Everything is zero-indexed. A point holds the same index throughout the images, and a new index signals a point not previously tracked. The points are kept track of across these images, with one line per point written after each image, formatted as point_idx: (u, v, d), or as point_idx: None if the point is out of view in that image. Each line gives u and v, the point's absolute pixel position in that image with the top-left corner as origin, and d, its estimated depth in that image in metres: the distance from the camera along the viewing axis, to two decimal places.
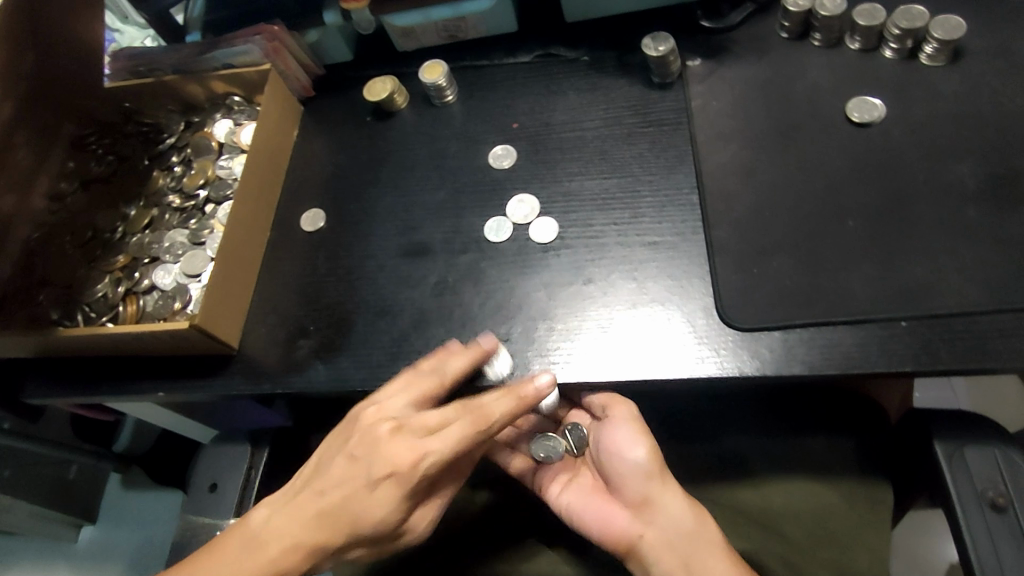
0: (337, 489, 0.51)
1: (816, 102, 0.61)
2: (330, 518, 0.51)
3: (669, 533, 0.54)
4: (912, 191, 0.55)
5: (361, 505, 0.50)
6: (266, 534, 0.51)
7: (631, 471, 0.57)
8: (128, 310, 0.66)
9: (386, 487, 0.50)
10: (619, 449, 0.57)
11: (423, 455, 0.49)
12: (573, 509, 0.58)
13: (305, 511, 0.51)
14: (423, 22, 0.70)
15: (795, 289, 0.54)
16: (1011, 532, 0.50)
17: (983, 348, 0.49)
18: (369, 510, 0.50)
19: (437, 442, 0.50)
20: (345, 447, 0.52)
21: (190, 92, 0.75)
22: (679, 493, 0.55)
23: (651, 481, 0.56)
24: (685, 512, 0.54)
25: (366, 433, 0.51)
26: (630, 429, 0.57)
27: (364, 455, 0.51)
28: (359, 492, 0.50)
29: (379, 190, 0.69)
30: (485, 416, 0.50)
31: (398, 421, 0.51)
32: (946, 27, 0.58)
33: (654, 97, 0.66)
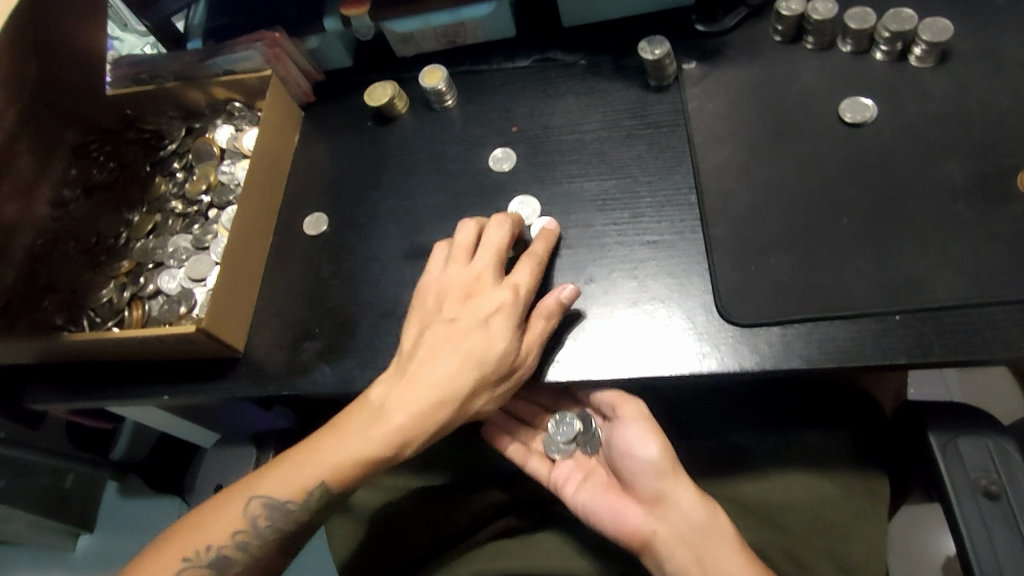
0: (447, 343, 0.54)
1: (809, 103, 0.62)
2: (453, 367, 0.53)
3: (684, 529, 0.55)
4: (904, 189, 0.57)
5: (477, 344, 0.53)
6: (391, 403, 0.53)
7: (643, 468, 0.58)
8: (133, 315, 0.66)
9: (494, 321, 0.54)
10: (630, 447, 0.58)
11: (515, 289, 0.55)
12: (588, 506, 0.59)
13: (423, 372, 0.54)
14: (422, 28, 0.71)
15: (790, 285, 0.55)
16: (1004, 519, 0.52)
17: (975, 339, 0.50)
18: (486, 345, 0.53)
19: (521, 276, 0.56)
20: (438, 313, 0.56)
21: (190, 98, 0.76)
22: (690, 487, 0.56)
23: (663, 477, 0.57)
24: (698, 509, 0.55)
25: (454, 296, 0.56)
26: (641, 426, 0.58)
27: (463, 307, 0.55)
28: (470, 334, 0.54)
29: (381, 194, 0.70)
30: (531, 253, 0.58)
31: (477, 272, 0.57)
32: (933, 30, 0.60)
33: (652, 99, 0.67)
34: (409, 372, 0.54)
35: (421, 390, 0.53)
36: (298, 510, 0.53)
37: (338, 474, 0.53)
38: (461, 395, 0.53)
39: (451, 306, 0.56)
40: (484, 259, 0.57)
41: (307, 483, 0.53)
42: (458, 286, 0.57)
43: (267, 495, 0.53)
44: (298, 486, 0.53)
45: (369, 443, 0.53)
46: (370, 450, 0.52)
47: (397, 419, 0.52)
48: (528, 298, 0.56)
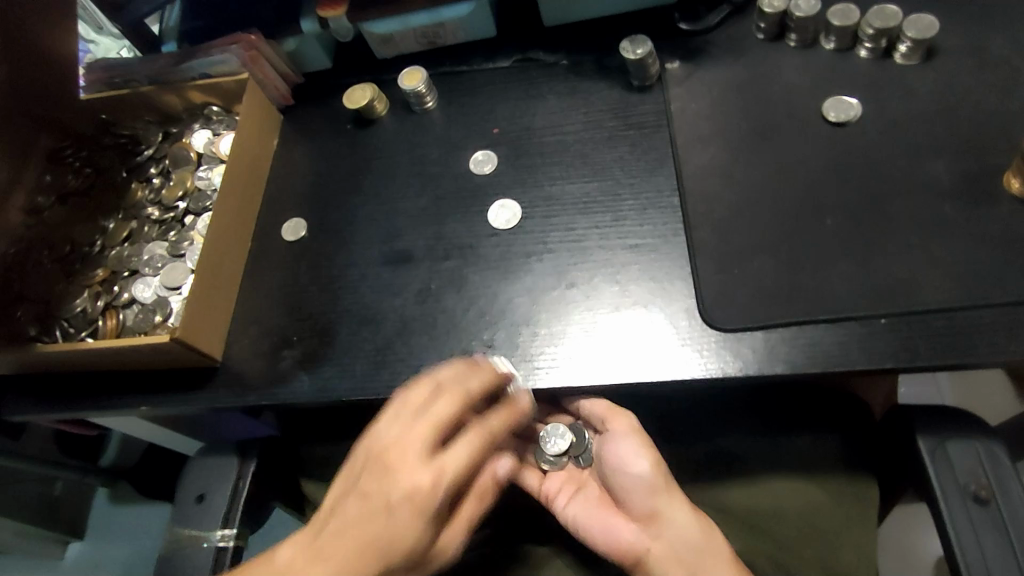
0: (359, 521, 0.48)
1: (794, 102, 0.61)
2: (355, 558, 0.47)
3: (680, 548, 0.54)
4: (890, 188, 0.56)
5: (387, 531, 0.48)
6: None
7: (636, 485, 0.57)
8: (107, 325, 0.65)
9: (406, 512, 0.48)
10: (623, 463, 0.57)
11: (441, 478, 0.49)
12: (579, 521, 0.59)
13: (327, 552, 0.48)
14: (401, 29, 0.70)
15: (775, 288, 0.54)
16: (994, 525, 0.51)
17: (962, 342, 0.49)
18: (395, 533, 0.48)
19: (456, 456, 0.49)
20: (362, 479, 0.50)
21: (167, 102, 0.74)
22: (684, 503, 0.55)
23: (656, 493, 0.56)
24: (695, 528, 0.54)
25: (378, 464, 0.50)
26: (633, 442, 0.57)
27: (387, 484, 0.49)
28: (384, 515, 0.48)
29: (361, 198, 0.69)
30: (483, 426, 0.51)
31: (409, 440, 0.49)
32: (918, 27, 0.59)
33: (634, 99, 0.66)
34: (315, 547, 0.49)
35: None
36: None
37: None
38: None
39: (374, 475, 0.50)
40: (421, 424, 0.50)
41: None
42: (386, 451, 0.50)
43: None
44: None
45: None
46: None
47: None
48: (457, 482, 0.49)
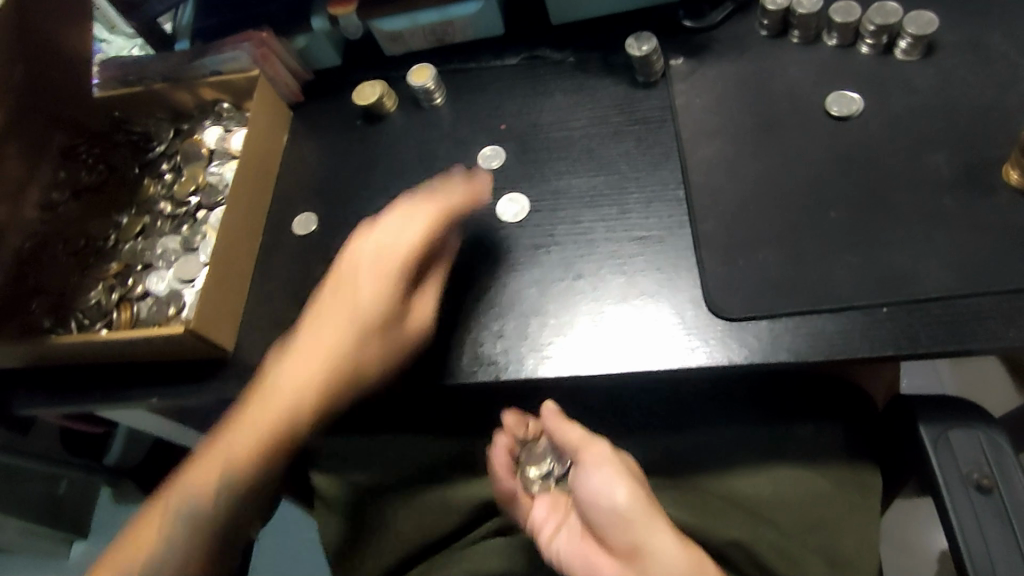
0: (330, 335, 0.59)
1: (797, 97, 0.62)
2: (342, 324, 0.59)
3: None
4: (892, 181, 0.57)
5: (362, 303, 0.59)
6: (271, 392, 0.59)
7: (614, 518, 0.54)
8: (122, 317, 0.66)
9: (363, 305, 0.59)
10: (601, 494, 0.55)
11: (412, 242, 0.59)
12: (564, 558, 0.57)
13: (320, 321, 0.60)
14: (410, 26, 0.71)
15: (779, 279, 0.55)
16: (996, 512, 0.52)
17: (962, 330, 0.50)
18: (362, 306, 0.59)
19: (448, 190, 0.62)
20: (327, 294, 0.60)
21: (179, 99, 0.76)
22: (669, 535, 0.52)
23: (637, 527, 0.53)
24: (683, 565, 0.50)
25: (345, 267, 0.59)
26: (607, 471, 0.56)
27: (380, 240, 0.59)
28: (359, 270, 0.59)
29: (370, 192, 0.70)
30: (446, 206, 0.61)
31: (393, 224, 0.60)
32: (918, 23, 0.60)
33: (640, 95, 0.67)
34: (295, 361, 0.59)
35: (298, 376, 0.59)
36: (215, 497, 0.57)
37: (239, 455, 0.57)
38: (346, 348, 0.58)
39: (335, 283, 0.60)
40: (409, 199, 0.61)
41: (207, 490, 0.57)
42: (347, 273, 0.59)
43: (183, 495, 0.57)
44: (206, 479, 0.57)
45: (241, 442, 0.58)
46: (263, 431, 0.58)
47: (271, 411, 0.58)
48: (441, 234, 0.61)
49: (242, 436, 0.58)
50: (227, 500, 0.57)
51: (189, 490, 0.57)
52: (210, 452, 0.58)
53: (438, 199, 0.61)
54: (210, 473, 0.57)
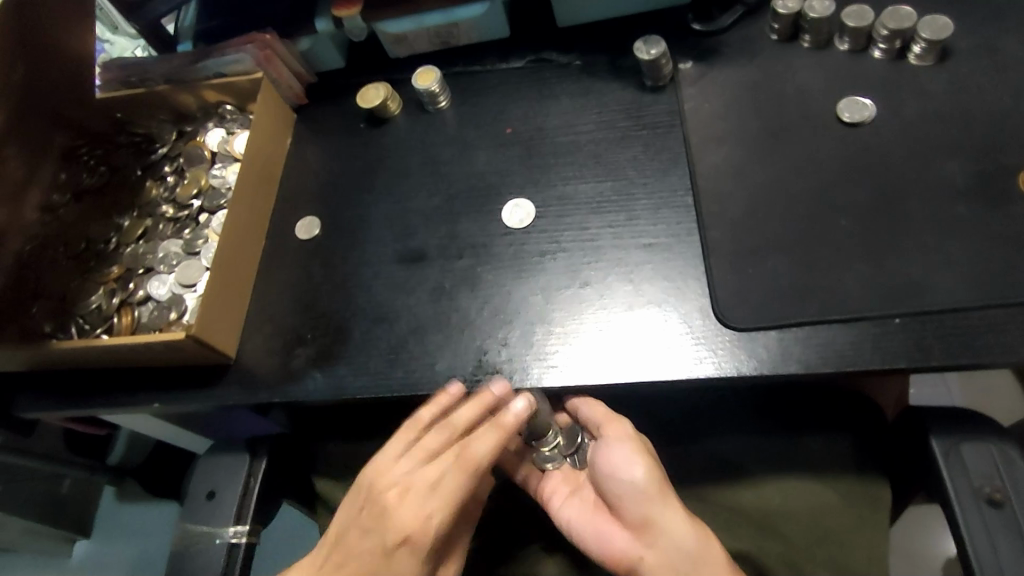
0: (358, 566, 0.55)
1: (807, 102, 0.61)
2: (371, 572, 0.54)
3: (674, 557, 0.54)
4: (903, 188, 0.56)
5: (388, 572, 0.54)
6: None
7: (628, 491, 0.57)
8: (123, 322, 0.66)
9: (400, 551, 0.54)
10: (615, 469, 0.57)
11: (444, 502, 0.54)
12: (573, 525, 0.59)
13: (359, 543, 0.55)
14: (415, 29, 0.71)
15: (790, 288, 0.54)
16: (1008, 528, 0.51)
17: (975, 342, 0.49)
18: (395, 562, 0.54)
19: (483, 443, 0.54)
20: (358, 518, 0.56)
21: (182, 102, 0.75)
22: (679, 510, 0.55)
23: (650, 501, 0.56)
24: (690, 539, 0.53)
25: (387, 504, 0.54)
26: (627, 448, 0.57)
27: (420, 475, 0.55)
28: (404, 484, 0.55)
29: (374, 196, 0.69)
30: (475, 463, 0.54)
31: (431, 462, 0.55)
32: (933, 28, 0.59)
33: (648, 100, 0.66)
34: None
35: None
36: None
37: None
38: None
39: (373, 518, 0.55)
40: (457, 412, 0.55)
41: None
42: (393, 504, 0.54)
43: None
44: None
45: None
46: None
47: None
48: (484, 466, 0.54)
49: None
50: None
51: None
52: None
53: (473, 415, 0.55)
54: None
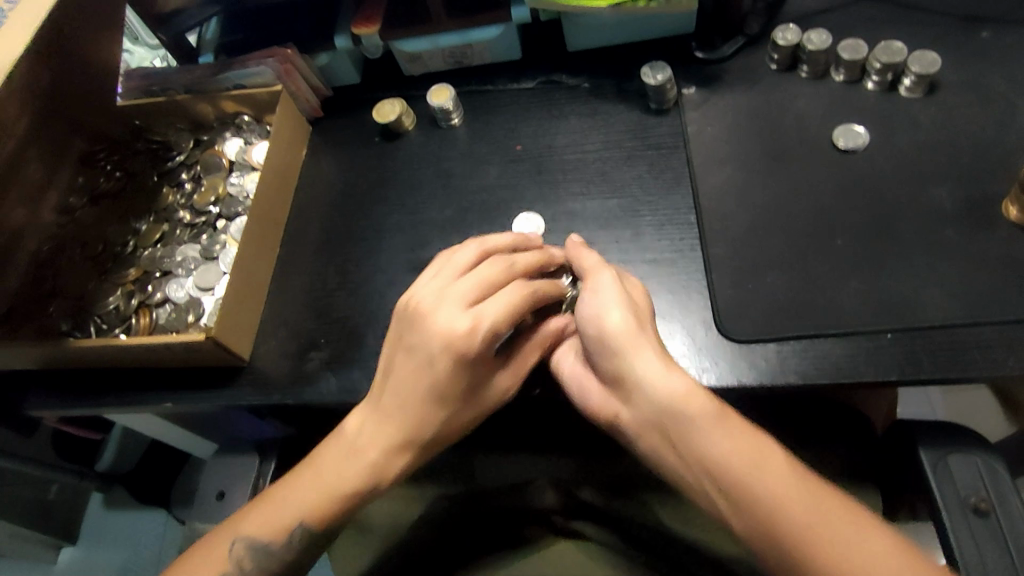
0: (393, 393, 0.55)
1: (805, 128, 0.65)
2: (399, 399, 0.55)
3: (649, 410, 0.50)
4: (895, 211, 0.59)
5: (423, 381, 0.54)
6: (354, 448, 0.56)
7: (603, 348, 0.52)
8: (141, 323, 0.67)
9: (444, 358, 0.53)
10: (594, 318, 0.53)
11: (489, 316, 0.52)
12: (567, 376, 0.57)
13: (378, 419, 0.56)
14: (430, 48, 0.74)
15: (788, 302, 0.57)
16: (992, 535, 0.53)
17: (962, 357, 0.52)
18: (432, 373, 0.53)
19: (545, 284, 0.56)
20: (395, 346, 0.56)
21: (201, 111, 0.77)
22: (657, 353, 0.51)
23: (621, 354, 0.51)
24: (668, 385, 0.50)
25: (424, 314, 0.54)
26: (597, 294, 0.53)
27: (460, 288, 0.54)
28: (428, 332, 0.53)
29: (387, 208, 0.72)
30: (532, 291, 0.55)
31: (482, 277, 0.54)
32: (923, 63, 0.63)
33: (652, 122, 0.69)
34: (375, 418, 0.56)
35: (368, 444, 0.56)
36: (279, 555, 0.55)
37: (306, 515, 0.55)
38: (439, 361, 0.53)
39: (407, 330, 0.55)
40: (449, 283, 0.55)
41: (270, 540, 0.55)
42: (425, 324, 0.54)
43: (244, 534, 0.55)
44: (273, 531, 0.55)
45: (330, 485, 0.56)
46: (310, 502, 0.55)
47: (315, 489, 0.56)
48: (490, 338, 0.52)
49: (282, 509, 0.55)
50: (303, 531, 0.55)
51: (256, 534, 0.55)
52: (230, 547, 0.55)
53: (508, 278, 0.55)
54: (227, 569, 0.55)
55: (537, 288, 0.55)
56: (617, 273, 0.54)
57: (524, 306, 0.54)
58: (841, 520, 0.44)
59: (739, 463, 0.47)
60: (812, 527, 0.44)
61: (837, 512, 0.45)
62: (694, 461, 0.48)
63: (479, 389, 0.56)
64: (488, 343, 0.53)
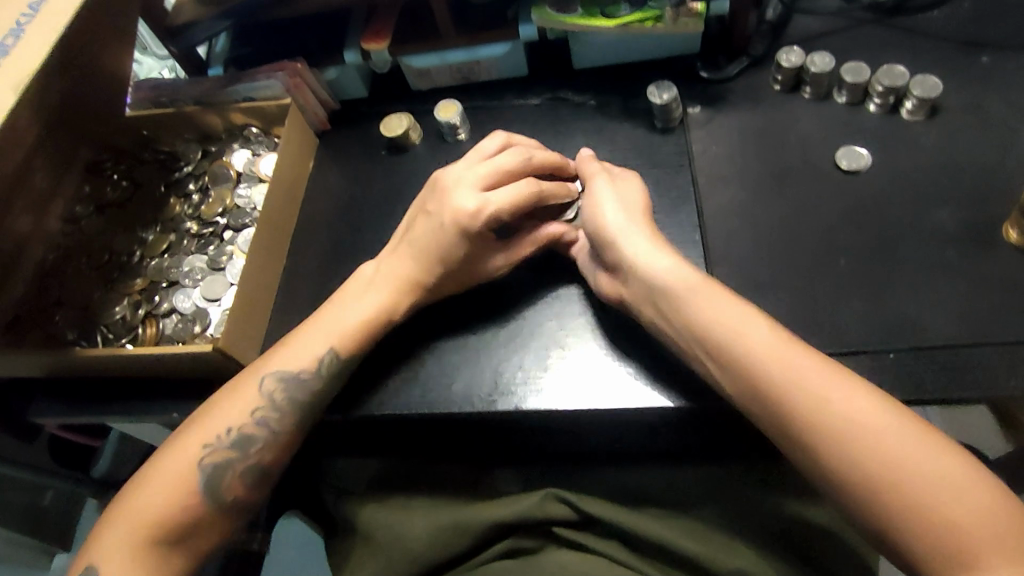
0: (408, 255, 0.62)
1: (808, 148, 0.66)
2: (410, 262, 0.61)
3: (648, 282, 0.55)
4: (897, 233, 0.60)
5: (430, 247, 0.61)
6: (339, 312, 0.61)
7: (598, 234, 0.59)
8: (147, 333, 0.68)
9: (450, 230, 0.60)
10: (592, 208, 0.60)
11: (494, 204, 0.59)
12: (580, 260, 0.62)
13: (385, 274, 0.62)
14: (437, 63, 0.74)
15: (791, 320, 0.58)
16: None
17: (964, 378, 0.53)
18: (439, 243, 0.60)
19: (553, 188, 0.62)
20: (421, 210, 0.63)
21: (209, 122, 0.77)
22: (651, 236, 0.57)
23: (617, 239, 0.57)
24: (663, 261, 0.55)
25: (445, 185, 0.62)
26: (596, 191, 0.60)
27: (480, 171, 0.61)
28: (444, 203, 0.61)
29: (393, 221, 0.72)
30: (539, 190, 0.61)
31: (500, 168, 0.61)
32: (924, 86, 0.64)
33: (658, 139, 0.70)
34: (381, 273, 0.62)
35: (367, 301, 0.61)
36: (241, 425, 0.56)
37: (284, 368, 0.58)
38: (445, 229, 0.60)
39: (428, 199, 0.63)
40: (473, 164, 0.62)
41: (244, 411, 0.57)
42: (445, 197, 0.61)
43: (213, 415, 0.57)
44: (247, 399, 0.57)
45: (315, 346, 0.59)
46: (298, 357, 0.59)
47: (306, 339, 0.60)
48: (491, 221, 0.59)
49: (271, 358, 0.59)
50: (277, 379, 0.58)
51: (225, 409, 0.57)
52: (216, 406, 0.57)
53: (523, 170, 0.62)
54: (217, 430, 0.56)
55: (546, 188, 0.61)
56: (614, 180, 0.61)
57: (530, 201, 0.60)
58: (832, 384, 0.47)
59: (729, 326, 0.51)
60: (807, 393, 0.47)
61: (831, 378, 0.47)
62: (693, 330, 0.52)
63: (475, 261, 0.62)
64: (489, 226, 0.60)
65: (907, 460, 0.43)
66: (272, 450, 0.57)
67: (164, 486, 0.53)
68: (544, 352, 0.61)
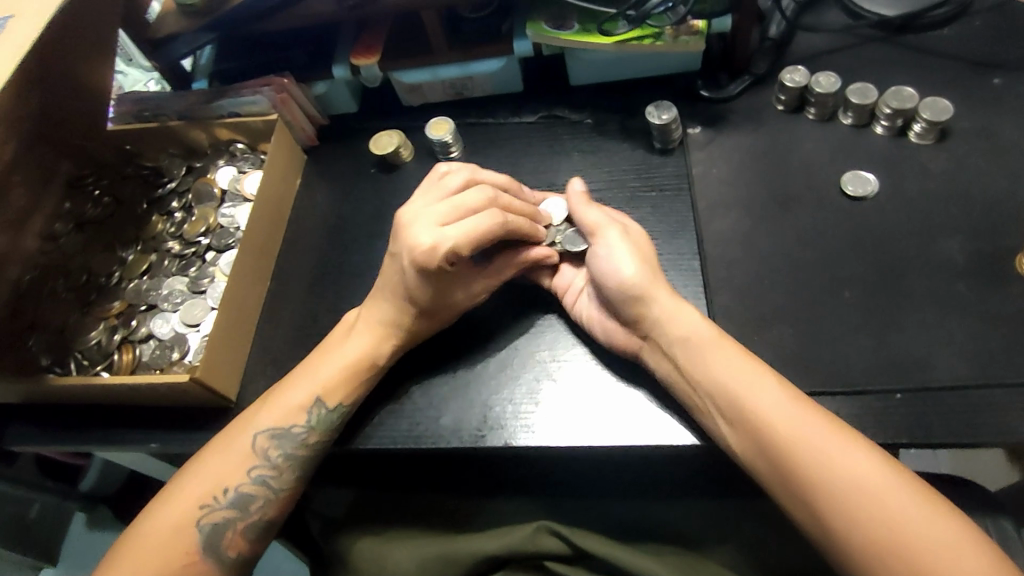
0: (381, 298, 0.59)
1: (812, 172, 0.63)
2: (381, 303, 0.59)
3: (668, 343, 0.53)
4: (905, 264, 0.57)
5: (396, 287, 0.58)
6: (325, 364, 0.58)
7: (617, 293, 0.55)
8: (123, 359, 0.65)
9: (411, 270, 0.57)
10: (607, 266, 0.56)
11: (450, 240, 0.55)
12: (586, 318, 0.59)
13: (366, 320, 0.59)
14: (430, 80, 0.72)
15: (795, 356, 0.55)
16: None
17: (976, 420, 0.50)
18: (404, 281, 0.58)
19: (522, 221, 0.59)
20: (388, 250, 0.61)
21: (193, 137, 0.75)
22: (667, 293, 0.55)
23: (637, 300, 0.54)
24: (678, 324, 0.53)
25: (401, 227, 0.58)
26: (610, 245, 0.57)
27: (439, 211, 0.57)
28: (400, 243, 0.58)
29: (383, 243, 0.70)
30: (504, 221, 0.57)
31: (462, 203, 0.57)
32: (934, 109, 0.61)
33: (657, 161, 0.67)
34: (366, 316, 0.60)
35: (354, 347, 0.58)
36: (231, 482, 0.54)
37: (275, 421, 0.56)
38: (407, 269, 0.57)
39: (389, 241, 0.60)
40: (432, 204, 0.59)
41: (239, 466, 0.55)
42: (402, 237, 0.58)
43: (202, 467, 0.55)
44: (242, 453, 0.55)
45: (302, 394, 0.57)
46: (289, 410, 0.56)
47: (299, 392, 0.57)
48: (448, 259, 0.55)
49: (263, 420, 0.56)
50: (266, 435, 0.56)
51: (216, 460, 0.55)
52: (205, 462, 0.55)
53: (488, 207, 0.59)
54: (212, 489, 0.54)
55: (510, 221, 0.58)
56: (624, 227, 0.58)
57: (491, 235, 0.56)
58: (841, 445, 0.45)
59: (738, 390, 0.49)
60: (814, 455, 0.45)
61: (837, 440, 0.45)
62: (706, 391, 0.50)
63: (449, 294, 0.59)
64: (447, 262, 0.56)
65: (914, 528, 0.42)
66: (275, 505, 0.55)
67: (153, 544, 0.51)
68: (536, 382, 0.59)
